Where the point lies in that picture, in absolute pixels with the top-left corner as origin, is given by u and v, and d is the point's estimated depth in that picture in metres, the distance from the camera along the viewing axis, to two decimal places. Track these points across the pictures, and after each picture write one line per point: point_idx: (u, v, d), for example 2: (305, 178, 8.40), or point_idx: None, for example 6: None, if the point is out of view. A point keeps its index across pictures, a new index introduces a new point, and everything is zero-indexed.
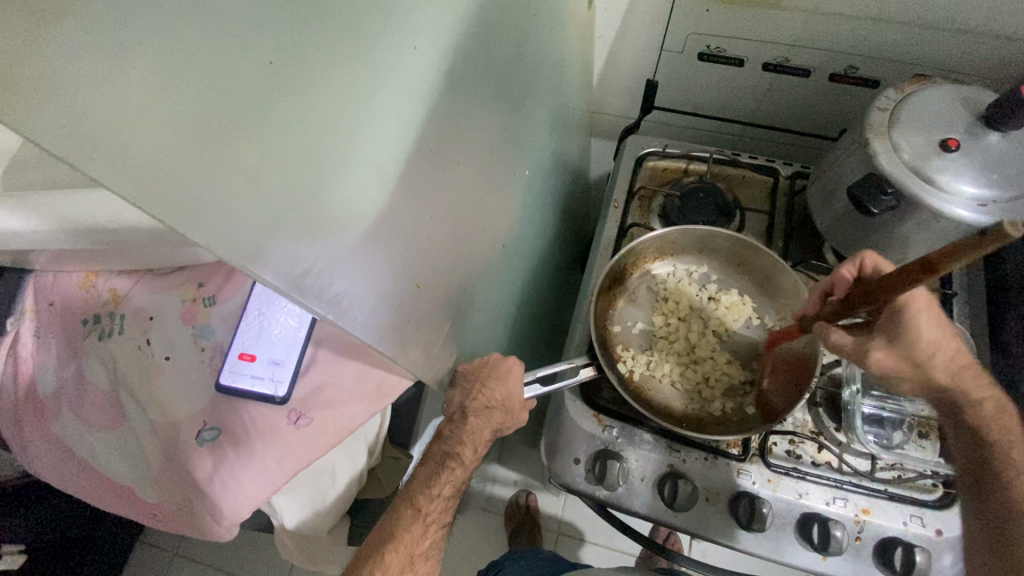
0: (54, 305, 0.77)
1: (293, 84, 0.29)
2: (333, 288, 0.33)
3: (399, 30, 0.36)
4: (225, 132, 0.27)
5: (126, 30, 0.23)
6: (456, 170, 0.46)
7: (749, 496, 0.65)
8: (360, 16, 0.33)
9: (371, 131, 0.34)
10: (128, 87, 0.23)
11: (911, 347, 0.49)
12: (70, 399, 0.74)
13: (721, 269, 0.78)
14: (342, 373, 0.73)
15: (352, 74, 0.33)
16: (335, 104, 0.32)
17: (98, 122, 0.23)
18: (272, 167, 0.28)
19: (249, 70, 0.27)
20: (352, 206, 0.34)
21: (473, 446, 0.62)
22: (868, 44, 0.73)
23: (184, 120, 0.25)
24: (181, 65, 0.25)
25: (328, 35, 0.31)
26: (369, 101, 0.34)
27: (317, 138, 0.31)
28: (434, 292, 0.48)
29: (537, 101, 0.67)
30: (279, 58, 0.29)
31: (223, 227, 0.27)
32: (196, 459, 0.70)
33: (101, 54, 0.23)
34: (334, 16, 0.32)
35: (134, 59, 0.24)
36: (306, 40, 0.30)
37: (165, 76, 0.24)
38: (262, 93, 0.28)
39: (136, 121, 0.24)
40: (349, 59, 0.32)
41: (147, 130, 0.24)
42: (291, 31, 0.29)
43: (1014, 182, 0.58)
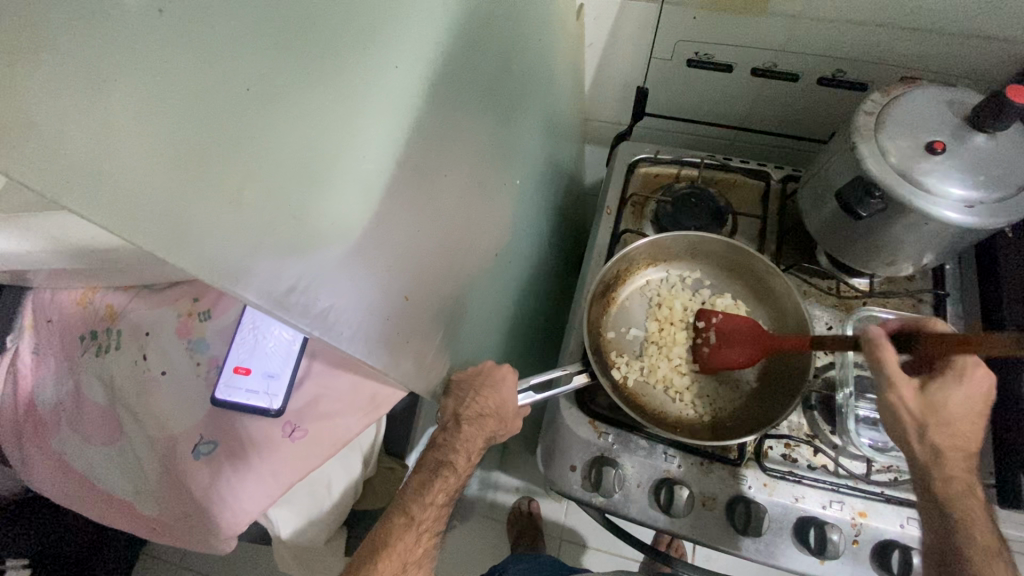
0: (53, 321, 0.77)
1: (272, 107, 0.30)
2: (319, 303, 0.34)
3: (380, 51, 0.37)
4: (204, 159, 0.27)
5: (101, 63, 0.24)
6: (443, 183, 0.46)
7: (745, 501, 0.65)
8: (340, 40, 0.34)
9: (352, 149, 0.35)
10: (106, 119, 0.24)
11: (937, 411, 0.52)
12: (68, 414, 0.75)
13: (714, 274, 0.79)
14: (336, 384, 0.73)
15: (332, 94, 0.33)
16: (316, 126, 0.32)
17: (79, 154, 0.23)
18: (253, 189, 0.29)
19: (226, 97, 0.28)
20: (335, 224, 0.34)
21: (467, 454, 0.62)
22: (855, 48, 0.74)
23: (163, 149, 0.26)
24: (159, 95, 0.25)
25: (306, 59, 0.32)
26: (351, 121, 0.35)
27: (297, 158, 0.31)
28: (423, 304, 0.48)
29: (527, 110, 0.67)
30: (256, 84, 0.29)
31: (204, 250, 0.27)
32: (193, 472, 0.70)
33: (78, 87, 0.23)
34: (313, 41, 0.32)
35: (112, 91, 0.24)
36: (285, 65, 0.31)
37: (143, 108, 0.25)
38: (241, 119, 0.29)
39: (115, 152, 0.24)
40: (329, 81, 0.33)
41: (125, 159, 0.25)
42: (269, 57, 0.30)
43: (1000, 184, 0.58)
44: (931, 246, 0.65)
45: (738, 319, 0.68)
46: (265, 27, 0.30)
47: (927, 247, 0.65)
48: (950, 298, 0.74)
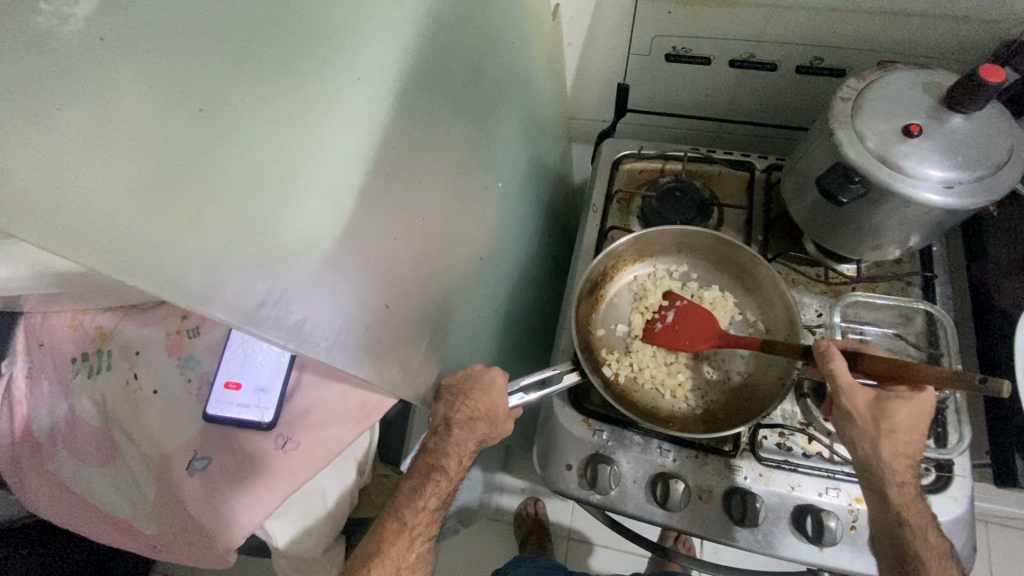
0: (45, 346, 0.78)
1: (228, 127, 0.30)
2: (292, 316, 0.34)
3: (341, 64, 0.37)
4: (160, 182, 0.28)
5: (42, 94, 0.24)
6: (417, 191, 0.47)
7: (741, 491, 0.66)
8: (297, 55, 0.34)
9: (316, 162, 0.35)
10: (52, 147, 0.25)
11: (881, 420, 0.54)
12: (64, 437, 0.75)
13: (701, 267, 0.78)
14: (329, 395, 0.74)
15: (291, 109, 0.34)
16: (277, 141, 0.33)
17: (25, 184, 0.24)
18: (214, 207, 0.29)
19: (180, 118, 0.28)
20: (304, 237, 0.34)
21: (458, 457, 0.62)
22: (831, 34, 0.74)
23: (114, 173, 0.26)
24: (105, 121, 0.26)
25: (261, 75, 0.32)
26: (314, 135, 0.35)
27: (258, 173, 0.32)
28: (405, 311, 0.49)
29: (505, 112, 0.68)
30: (211, 104, 0.30)
31: (164, 270, 0.28)
32: (189, 488, 0.71)
33: (19, 119, 0.24)
34: (268, 58, 0.33)
35: (55, 119, 0.25)
36: (239, 83, 0.31)
37: (91, 134, 0.26)
38: (198, 139, 0.29)
39: (64, 179, 0.25)
40: (287, 95, 0.33)
41: (76, 186, 0.25)
42: (222, 76, 0.30)
43: (978, 163, 0.59)
44: (914, 228, 0.65)
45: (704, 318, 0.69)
46: (216, 46, 0.30)
47: (910, 230, 0.65)
48: (938, 280, 0.74)
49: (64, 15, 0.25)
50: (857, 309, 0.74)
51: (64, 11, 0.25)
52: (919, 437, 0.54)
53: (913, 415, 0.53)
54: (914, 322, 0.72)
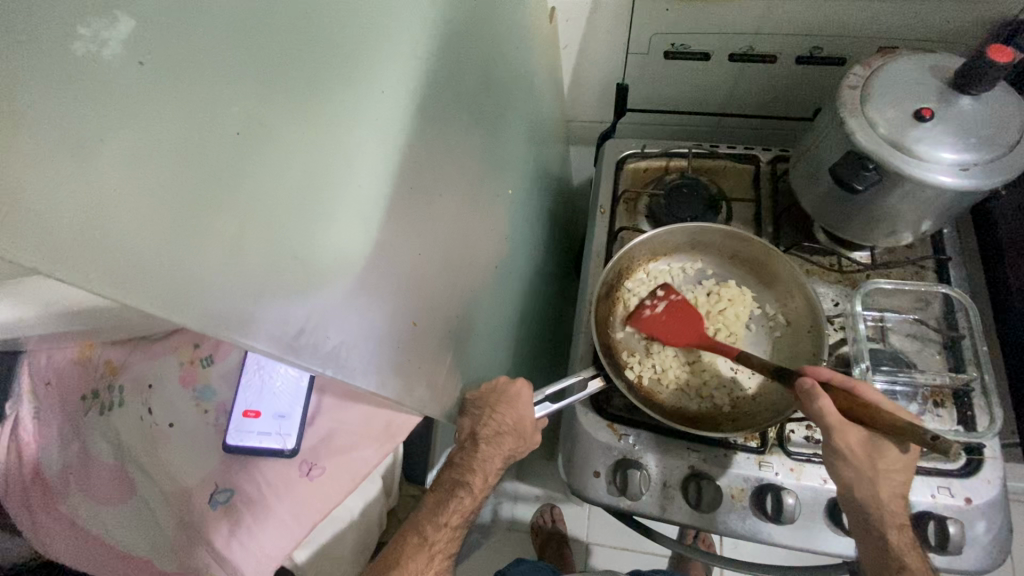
0: (51, 385, 0.75)
1: (263, 148, 0.29)
2: (329, 342, 0.33)
3: (365, 78, 0.36)
4: (203, 211, 0.26)
5: (88, 127, 0.23)
6: (437, 203, 0.46)
7: (773, 488, 0.65)
8: (324, 71, 0.33)
9: (347, 179, 0.34)
10: (97, 183, 0.23)
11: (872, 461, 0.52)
12: (76, 477, 0.72)
13: (716, 263, 0.78)
14: (350, 417, 0.72)
15: (321, 128, 0.32)
16: (310, 161, 0.31)
17: (76, 227, 0.22)
18: (253, 233, 0.28)
19: (217, 145, 0.27)
20: (338, 257, 0.33)
21: (484, 474, 0.61)
22: (831, 22, 0.74)
23: (157, 206, 0.25)
24: (146, 151, 0.24)
25: (292, 94, 0.31)
26: (344, 153, 0.34)
27: (293, 196, 0.30)
28: (431, 326, 0.47)
29: (512, 118, 0.67)
30: (247, 127, 0.28)
31: (205, 303, 0.26)
32: (212, 523, 0.68)
33: (62, 152, 0.22)
34: (297, 75, 0.32)
35: (101, 154, 0.23)
36: (270, 103, 0.30)
37: (132, 166, 0.24)
38: (236, 164, 0.28)
39: (108, 216, 0.23)
40: (316, 113, 0.32)
41: (121, 222, 0.24)
42: (254, 97, 0.29)
43: (991, 144, 0.58)
44: (929, 211, 0.64)
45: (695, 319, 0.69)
46: (247, 67, 0.29)
47: (925, 214, 0.65)
48: (952, 262, 0.74)
49: (101, 40, 0.24)
50: (875, 296, 0.73)
51: (102, 35, 0.24)
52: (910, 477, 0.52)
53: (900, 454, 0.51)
54: (932, 306, 0.72)
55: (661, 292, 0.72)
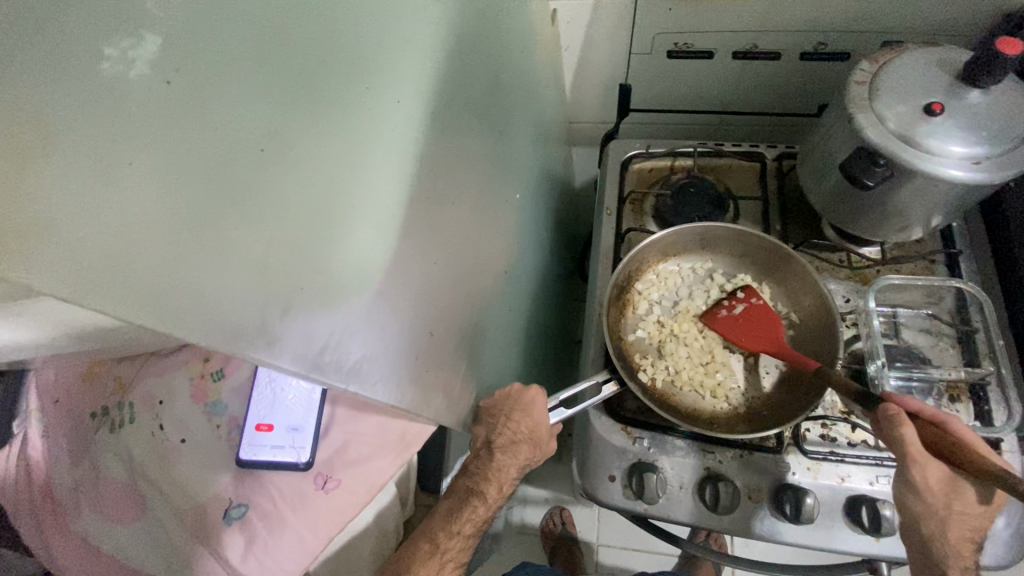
0: (60, 403, 0.75)
1: (284, 163, 0.29)
2: (351, 357, 0.32)
3: (382, 88, 0.35)
4: (225, 232, 0.26)
5: (116, 148, 0.23)
6: (452, 211, 0.45)
7: (792, 488, 0.64)
8: (341, 83, 0.33)
9: (366, 191, 0.33)
10: (124, 208, 0.23)
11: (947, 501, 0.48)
12: (87, 495, 0.71)
13: (726, 262, 0.77)
14: (362, 428, 0.72)
15: (339, 141, 0.32)
16: (330, 174, 0.31)
17: (102, 250, 0.22)
18: (277, 251, 0.28)
19: (237, 164, 0.27)
20: (360, 271, 0.33)
21: (499, 483, 0.60)
22: (835, 18, 0.73)
23: (181, 228, 0.24)
24: (169, 174, 0.24)
25: (309, 108, 0.30)
26: (363, 165, 0.33)
27: (314, 211, 0.30)
28: (446, 336, 0.47)
29: (518, 121, 0.67)
30: (268, 142, 0.28)
31: (232, 324, 0.26)
32: (227, 539, 0.68)
33: (88, 174, 0.22)
34: (314, 88, 0.31)
35: (126, 175, 0.23)
36: (289, 118, 0.29)
37: (158, 190, 0.24)
38: (258, 180, 0.27)
39: (133, 240, 0.23)
40: (335, 125, 0.32)
41: (148, 245, 0.23)
42: (273, 113, 0.29)
43: (1002, 136, 0.58)
44: (941, 206, 0.64)
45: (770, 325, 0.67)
46: (266, 83, 0.29)
47: (937, 208, 0.65)
48: (963, 255, 0.74)
49: (129, 59, 0.25)
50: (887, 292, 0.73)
51: (130, 54, 0.25)
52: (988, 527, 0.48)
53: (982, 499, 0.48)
54: (945, 300, 0.72)
55: (741, 294, 0.72)
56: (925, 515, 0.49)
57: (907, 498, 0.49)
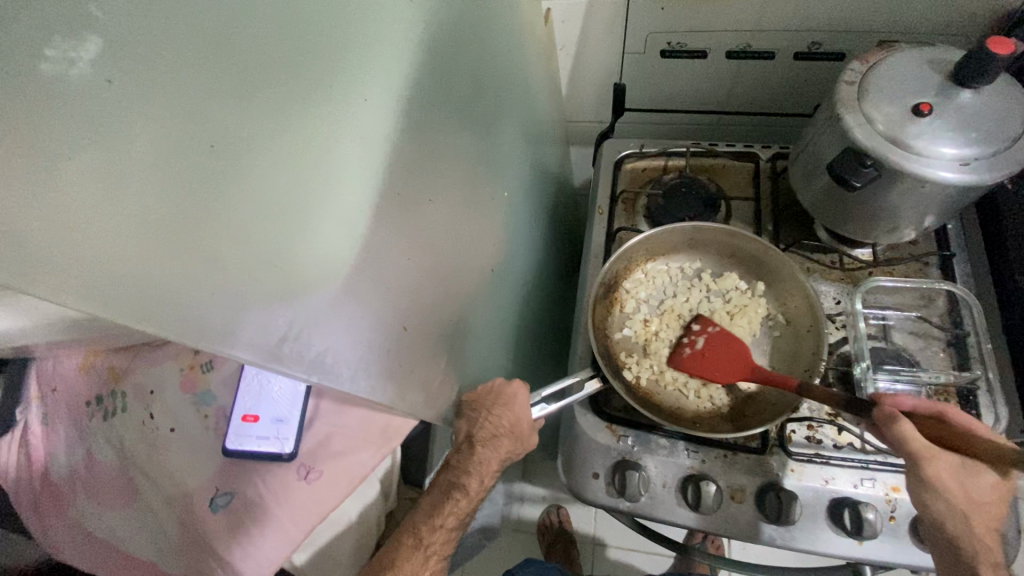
0: (58, 391, 0.77)
1: (240, 159, 0.29)
2: (313, 349, 0.33)
3: (347, 87, 0.36)
4: (184, 228, 0.27)
5: (53, 145, 0.23)
6: (428, 207, 0.46)
7: (775, 488, 0.64)
8: (304, 82, 0.34)
9: (328, 187, 0.34)
10: (64, 203, 0.23)
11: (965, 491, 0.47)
12: (83, 482, 0.74)
13: (714, 262, 0.77)
14: (347, 421, 0.73)
15: (300, 138, 0.33)
16: (288, 170, 0.32)
17: (43, 241, 0.23)
18: (231, 244, 0.29)
19: (196, 160, 0.28)
20: (322, 266, 0.33)
21: (479, 477, 0.61)
22: (829, 19, 0.73)
23: (137, 225, 0.25)
24: (117, 168, 0.25)
25: (270, 106, 0.31)
26: (325, 162, 0.34)
27: (274, 206, 0.31)
28: (423, 331, 0.48)
29: (507, 120, 0.67)
30: (223, 139, 0.29)
31: (185, 314, 0.27)
32: (214, 527, 0.70)
33: (26, 170, 0.22)
34: (274, 87, 0.32)
35: (66, 169, 0.23)
36: (247, 116, 0.30)
37: (104, 184, 0.24)
38: (212, 177, 0.28)
39: (82, 234, 0.24)
40: (294, 122, 0.32)
41: (94, 236, 0.24)
42: (229, 111, 0.29)
43: (993, 138, 0.57)
44: (931, 208, 0.63)
45: (736, 346, 0.66)
46: (226, 81, 0.30)
47: (926, 210, 0.64)
48: (956, 259, 0.73)
49: (70, 59, 0.24)
50: (876, 294, 0.72)
51: (71, 55, 0.24)
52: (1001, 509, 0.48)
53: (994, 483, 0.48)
54: (936, 303, 0.71)
55: (696, 326, 0.70)
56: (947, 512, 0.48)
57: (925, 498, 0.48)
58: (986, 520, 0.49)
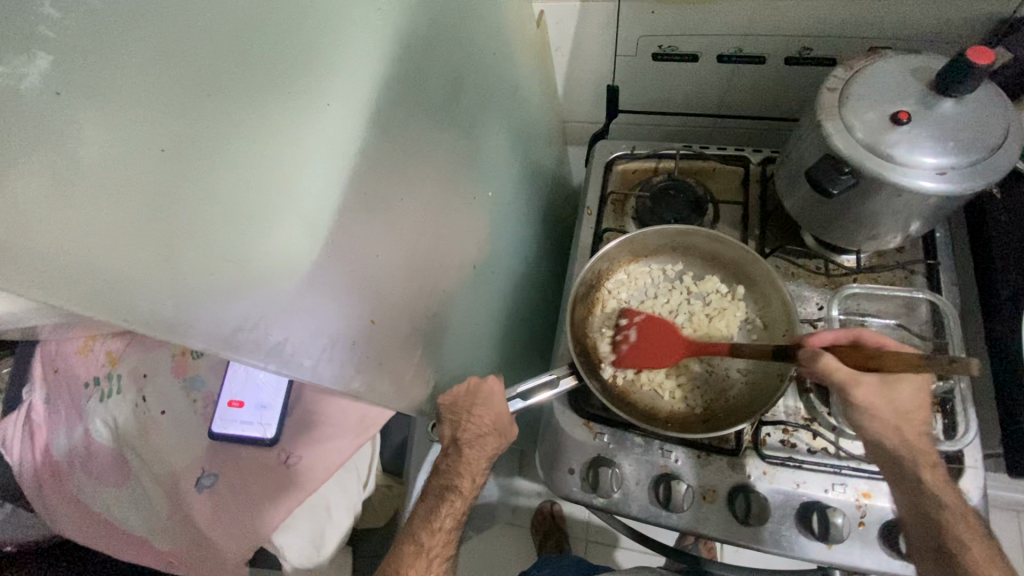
0: (60, 372, 0.81)
1: (192, 161, 0.31)
2: (271, 339, 0.35)
3: (308, 92, 0.38)
4: (129, 222, 0.28)
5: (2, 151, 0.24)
6: (398, 206, 0.48)
7: (745, 489, 0.65)
8: (261, 86, 0.35)
9: (286, 188, 0.36)
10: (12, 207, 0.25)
11: (889, 395, 0.55)
12: (81, 460, 0.77)
13: (696, 265, 0.78)
14: (327, 410, 0.77)
15: (256, 141, 0.34)
16: (243, 171, 0.33)
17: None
18: (184, 242, 0.30)
19: (141, 158, 0.29)
20: (278, 262, 0.36)
21: (470, 475, 0.64)
22: (819, 24, 0.73)
23: (83, 220, 0.27)
24: (67, 172, 0.26)
25: (225, 109, 0.33)
26: (282, 163, 0.36)
27: (227, 203, 0.33)
28: (393, 326, 0.50)
29: (491, 121, 0.69)
30: (174, 143, 0.30)
31: (136, 307, 0.29)
32: (199, 506, 0.75)
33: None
34: (230, 91, 0.33)
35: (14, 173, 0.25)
36: (202, 121, 0.31)
37: (53, 186, 0.26)
38: (164, 180, 0.30)
39: (27, 232, 0.25)
40: (249, 126, 0.34)
41: (43, 232, 0.26)
42: (183, 116, 0.31)
43: (971, 148, 0.57)
44: (911, 216, 0.63)
45: (667, 330, 0.69)
46: (180, 81, 0.31)
47: (905, 219, 0.64)
48: (942, 267, 0.73)
49: (19, 73, 0.25)
50: (858, 301, 0.73)
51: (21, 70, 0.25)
52: (924, 412, 0.56)
53: (913, 391, 0.55)
54: (918, 311, 0.71)
55: (624, 321, 0.72)
56: (879, 427, 0.55)
57: (862, 419, 0.55)
58: (913, 428, 0.56)
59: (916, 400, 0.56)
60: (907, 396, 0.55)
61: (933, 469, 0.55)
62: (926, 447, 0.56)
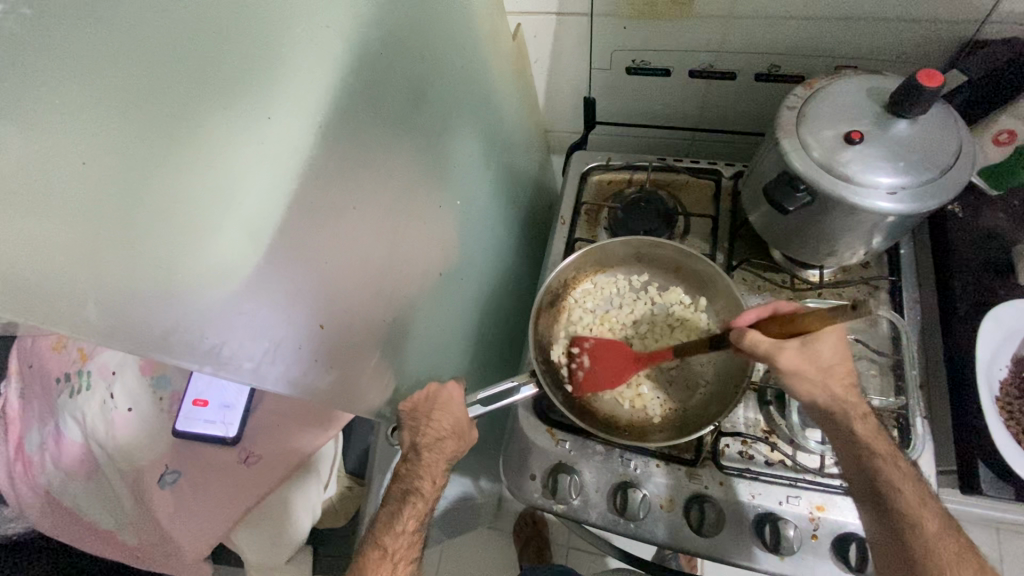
0: (33, 368, 0.84)
1: (118, 174, 0.32)
2: (206, 342, 0.38)
3: (248, 106, 0.40)
4: (41, 227, 0.30)
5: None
6: (350, 215, 0.50)
7: (700, 500, 0.66)
8: (195, 100, 0.36)
9: (223, 199, 0.38)
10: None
11: (813, 355, 0.56)
12: (51, 454, 0.79)
13: (660, 276, 0.79)
14: (286, 408, 0.81)
15: (190, 154, 0.36)
16: (175, 183, 0.35)
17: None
18: (107, 251, 0.32)
19: (61, 169, 0.30)
20: (216, 268, 0.38)
21: (431, 478, 0.65)
22: (786, 42, 0.74)
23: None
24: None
25: (152, 123, 0.34)
26: (220, 174, 0.38)
27: (156, 213, 0.34)
28: (346, 331, 0.52)
29: (461, 131, 0.70)
30: (94, 157, 0.31)
31: (56, 310, 0.31)
32: (161, 499, 0.78)
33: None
34: (161, 106, 0.34)
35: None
36: (128, 135, 0.33)
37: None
38: (87, 193, 0.31)
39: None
40: (181, 139, 0.35)
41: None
42: (109, 132, 0.32)
43: (923, 167, 0.59)
44: (868, 232, 0.64)
45: (612, 347, 0.73)
46: (105, 99, 0.32)
47: (864, 236, 0.65)
48: (904, 283, 0.74)
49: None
50: None
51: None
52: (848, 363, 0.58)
53: (833, 345, 0.57)
54: (880, 327, 0.71)
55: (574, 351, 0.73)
56: (812, 388, 0.57)
57: (794, 382, 0.57)
58: (840, 383, 0.58)
59: (838, 354, 0.58)
60: (830, 351, 0.57)
61: (863, 422, 0.57)
62: (856, 400, 0.58)
